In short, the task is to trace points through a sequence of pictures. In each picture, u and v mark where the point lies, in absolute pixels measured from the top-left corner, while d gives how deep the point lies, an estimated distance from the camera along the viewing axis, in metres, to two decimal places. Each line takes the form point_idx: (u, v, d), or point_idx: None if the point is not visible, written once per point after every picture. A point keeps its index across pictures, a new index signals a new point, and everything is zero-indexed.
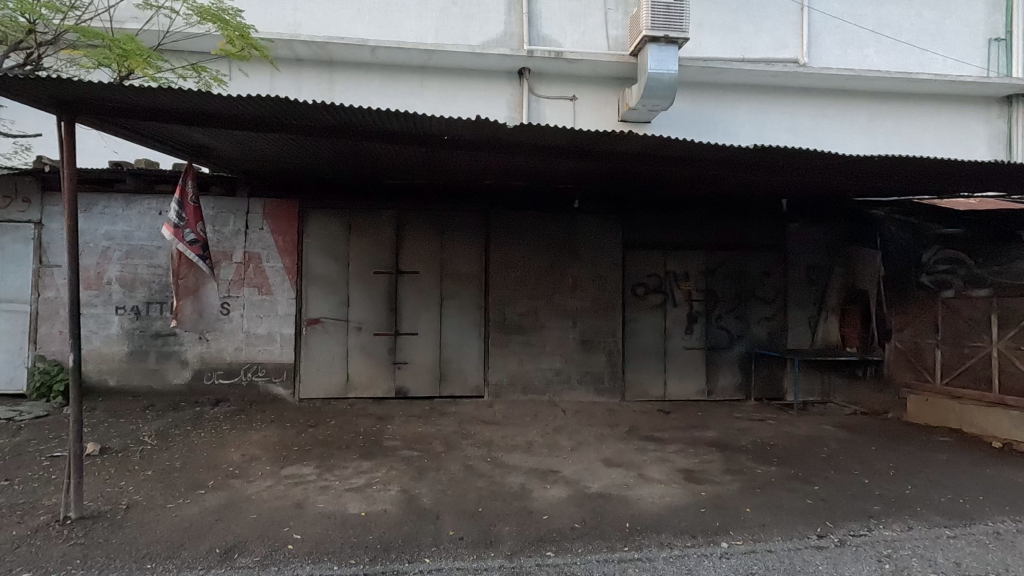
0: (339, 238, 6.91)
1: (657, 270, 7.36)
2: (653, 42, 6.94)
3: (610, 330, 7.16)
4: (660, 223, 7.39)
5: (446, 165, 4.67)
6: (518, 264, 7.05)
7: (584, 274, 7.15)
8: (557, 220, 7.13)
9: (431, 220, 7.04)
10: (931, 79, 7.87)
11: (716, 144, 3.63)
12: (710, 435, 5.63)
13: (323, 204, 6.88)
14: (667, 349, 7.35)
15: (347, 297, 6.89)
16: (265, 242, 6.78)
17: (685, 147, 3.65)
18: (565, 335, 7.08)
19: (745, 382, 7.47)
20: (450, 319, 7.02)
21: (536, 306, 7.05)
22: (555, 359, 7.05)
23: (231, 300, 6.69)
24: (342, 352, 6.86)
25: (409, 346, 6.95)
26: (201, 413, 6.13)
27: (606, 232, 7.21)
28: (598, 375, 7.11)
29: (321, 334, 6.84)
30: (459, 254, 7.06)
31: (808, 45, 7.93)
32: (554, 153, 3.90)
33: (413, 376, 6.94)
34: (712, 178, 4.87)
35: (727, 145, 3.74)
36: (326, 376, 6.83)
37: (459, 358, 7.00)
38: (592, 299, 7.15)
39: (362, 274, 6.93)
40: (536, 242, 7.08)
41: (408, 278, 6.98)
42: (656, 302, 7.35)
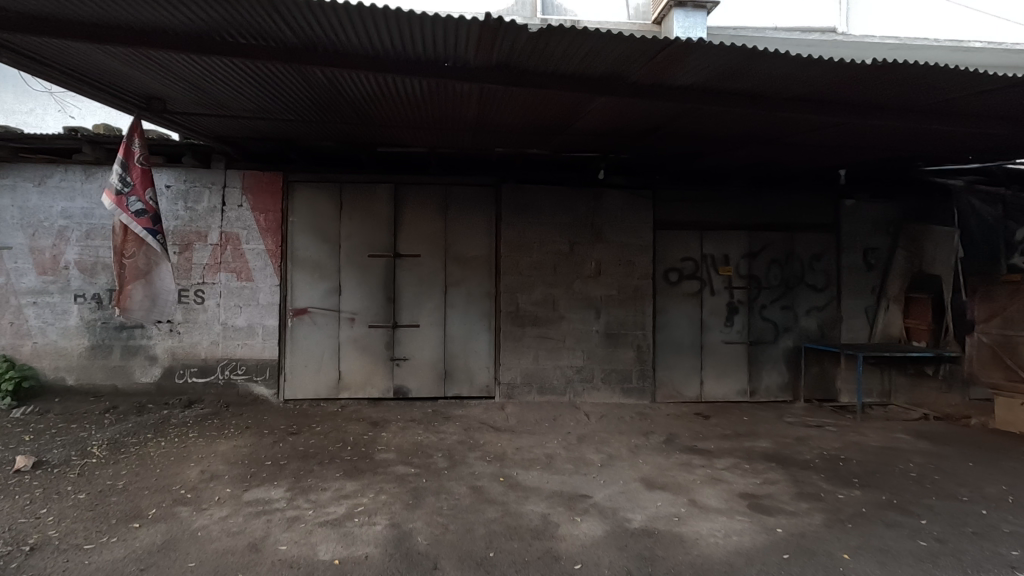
0: (330, 216, 6.05)
1: (692, 254, 6.44)
2: (678, 7, 5.89)
3: (639, 322, 6.25)
4: (696, 200, 6.47)
5: (448, 109, 3.75)
6: (534, 246, 6.16)
7: (609, 257, 6.25)
8: (579, 196, 6.24)
9: (434, 195, 6.17)
10: (984, 47, 6.92)
11: (820, 59, 2.66)
12: (764, 446, 4.71)
13: (311, 177, 6.03)
14: (703, 344, 6.44)
15: (338, 284, 6.04)
16: (245, 221, 5.94)
17: (776, 63, 2.69)
18: (587, 327, 6.19)
19: (792, 381, 6.53)
20: (456, 309, 6.14)
21: (553, 295, 6.16)
22: (576, 355, 6.16)
23: (206, 288, 5.87)
24: (333, 347, 6.02)
25: (409, 340, 6.09)
26: (167, 416, 5.31)
27: (633, 209, 6.30)
28: (625, 374, 6.21)
29: (309, 327, 6.00)
30: (467, 235, 6.19)
31: (847, 10, 6.88)
32: (591, 80, 2.96)
33: (414, 374, 6.08)
34: (781, 132, 3.93)
35: (835, 64, 2.75)
36: (315, 374, 5.99)
37: (466, 354, 6.13)
38: (618, 286, 6.25)
39: (355, 258, 6.06)
40: (554, 221, 6.19)
41: (408, 263, 6.11)
42: (691, 290, 6.42)
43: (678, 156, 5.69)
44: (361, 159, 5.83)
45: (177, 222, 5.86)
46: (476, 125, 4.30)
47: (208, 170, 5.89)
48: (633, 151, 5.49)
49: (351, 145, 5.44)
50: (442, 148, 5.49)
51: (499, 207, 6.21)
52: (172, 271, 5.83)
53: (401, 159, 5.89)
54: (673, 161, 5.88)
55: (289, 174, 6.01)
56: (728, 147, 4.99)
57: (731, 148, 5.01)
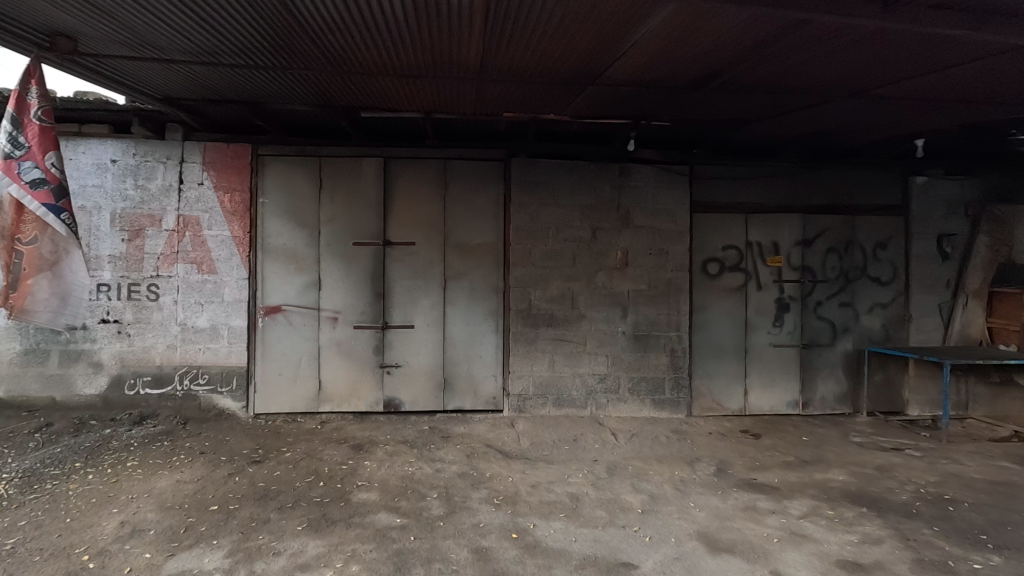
0: (308, 197, 5.11)
1: (735, 241, 5.47)
2: None
3: (672, 321, 5.31)
4: (739, 177, 5.50)
5: (441, 26, 2.80)
6: (549, 232, 5.21)
7: (638, 245, 5.30)
8: (602, 172, 5.29)
9: (431, 172, 5.21)
10: None
11: None
12: (841, 480, 3.77)
13: (285, 149, 5.08)
14: (748, 347, 5.48)
15: (318, 278, 5.10)
16: (206, 202, 4.99)
17: None
18: (612, 329, 5.25)
19: (852, 390, 5.56)
20: (457, 307, 5.20)
21: (572, 290, 5.22)
22: (598, 361, 5.22)
23: (160, 283, 4.94)
24: (312, 352, 5.09)
25: (402, 343, 5.15)
26: (108, 437, 4.40)
27: (666, 188, 5.35)
28: (656, 382, 5.28)
29: (283, 329, 5.07)
30: (471, 220, 5.24)
31: None
32: None
33: (407, 384, 5.15)
34: (872, 67, 3.13)
35: None
36: (291, 384, 5.07)
37: (469, 360, 5.19)
38: (648, 279, 5.30)
39: (338, 247, 5.12)
40: (573, 202, 5.24)
41: (400, 252, 5.16)
42: (733, 284, 5.46)
43: (725, 121, 4.74)
44: (343, 126, 4.88)
45: (125, 204, 4.92)
46: (481, 69, 3.37)
47: (163, 140, 4.95)
48: (671, 113, 4.54)
49: (331, 108, 4.50)
50: (439, 111, 4.55)
51: (507, 186, 5.26)
52: (120, 262, 4.91)
53: (391, 127, 4.94)
54: (716, 128, 4.92)
55: (259, 146, 5.06)
56: (792, 108, 4.04)
57: (796, 109, 4.06)
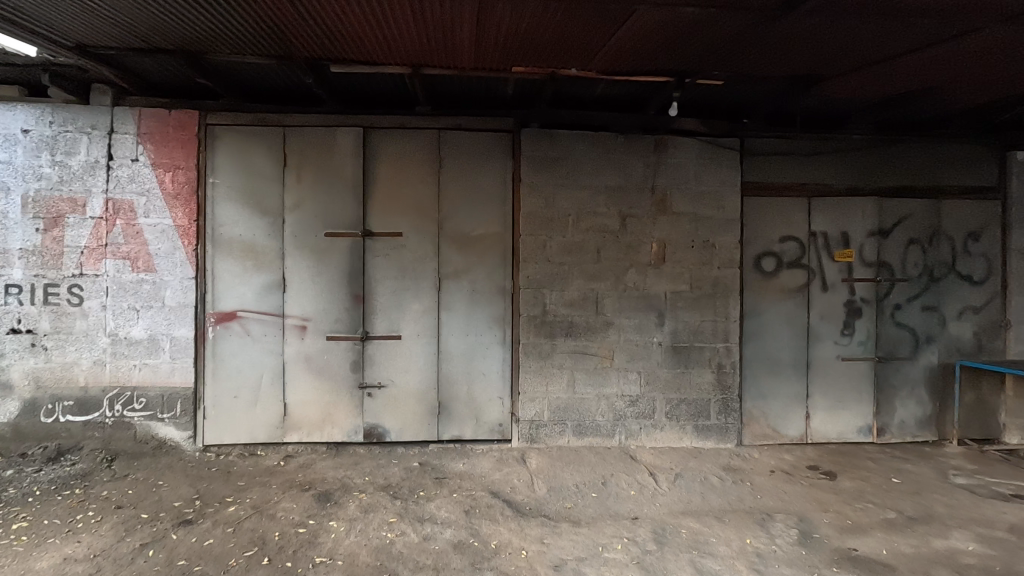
0: (269, 176, 4.11)
1: (795, 231, 4.46)
2: None
3: (719, 330, 4.34)
4: (800, 153, 4.49)
5: None
6: (568, 220, 4.23)
7: (677, 237, 4.33)
8: (633, 147, 4.32)
9: (422, 146, 4.21)
10: None
11: None
12: (971, 553, 2.79)
13: (241, 118, 4.10)
14: (812, 361, 4.49)
15: (282, 277, 4.11)
16: (142, 183, 4.01)
17: None
18: (645, 339, 4.29)
19: (937, 414, 4.56)
20: (455, 314, 4.20)
21: (596, 291, 4.25)
22: (629, 379, 4.27)
23: (85, 283, 3.97)
24: (276, 369, 4.12)
25: (387, 359, 4.15)
26: (7, 481, 3.44)
27: (711, 166, 4.37)
28: (699, 405, 4.32)
29: (239, 340, 4.09)
30: (471, 206, 4.23)
31: None
32: None
33: (392, 409, 4.16)
34: None
35: None
36: (250, 409, 4.10)
37: (469, 379, 4.20)
38: (690, 278, 4.32)
39: (307, 239, 4.12)
40: (597, 184, 4.28)
41: (384, 245, 4.16)
42: (793, 284, 4.46)
43: (793, 79, 3.74)
44: (310, 88, 3.89)
45: (40, 184, 3.94)
46: None
47: (88, 106, 3.97)
48: (726, 66, 3.54)
49: (291, 61, 3.51)
50: (430, 66, 3.56)
51: (516, 163, 4.26)
52: (34, 257, 3.94)
53: (372, 89, 3.95)
54: (778, 89, 3.92)
55: (208, 113, 4.07)
56: (904, 40, 3.04)
57: (909, 41, 3.06)
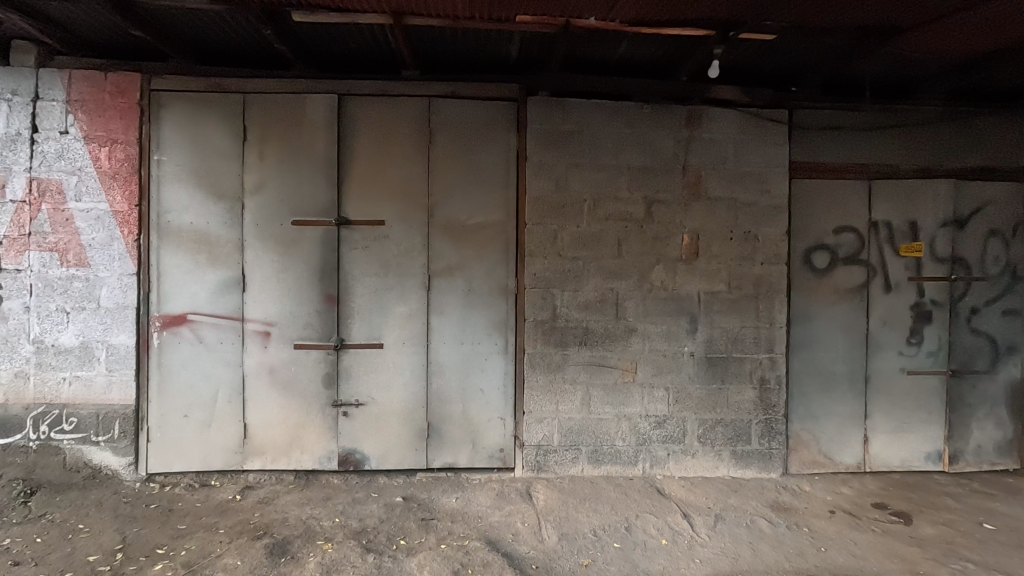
0: (226, 152, 3.42)
1: (853, 220, 3.75)
2: None
3: (762, 338, 3.66)
4: (860, 128, 3.77)
5: None
6: (583, 206, 3.56)
7: (712, 227, 3.64)
8: (660, 120, 3.63)
9: (409, 117, 3.52)
10: None
11: None
12: None
13: (192, 83, 3.42)
14: (871, 375, 3.78)
15: (241, 273, 3.44)
16: (72, 159, 3.35)
17: None
18: (674, 349, 3.61)
19: (1019, 438, 3.84)
20: (447, 318, 3.52)
21: (616, 292, 3.57)
22: (654, 397, 3.60)
23: (6, 281, 3.33)
24: (234, 383, 3.45)
25: (367, 371, 3.48)
26: None
27: (754, 143, 3.66)
28: (738, 427, 3.64)
29: (189, 349, 3.42)
30: (467, 190, 3.54)
31: None
32: None
33: (373, 431, 3.49)
34: None
35: None
36: (202, 431, 3.43)
37: (465, 396, 3.52)
38: (727, 277, 3.65)
39: (271, 228, 3.44)
40: (618, 163, 3.59)
41: (363, 236, 3.47)
42: (850, 283, 3.75)
43: (863, 32, 3.02)
44: (271, 45, 3.20)
45: None
46: None
47: (7, 67, 3.32)
48: (783, 15, 2.83)
49: (243, 8, 2.82)
50: (415, 15, 2.85)
51: (521, 139, 3.56)
52: None
53: (347, 47, 3.26)
54: (841, 46, 3.21)
55: (152, 78, 3.40)
56: None
57: None
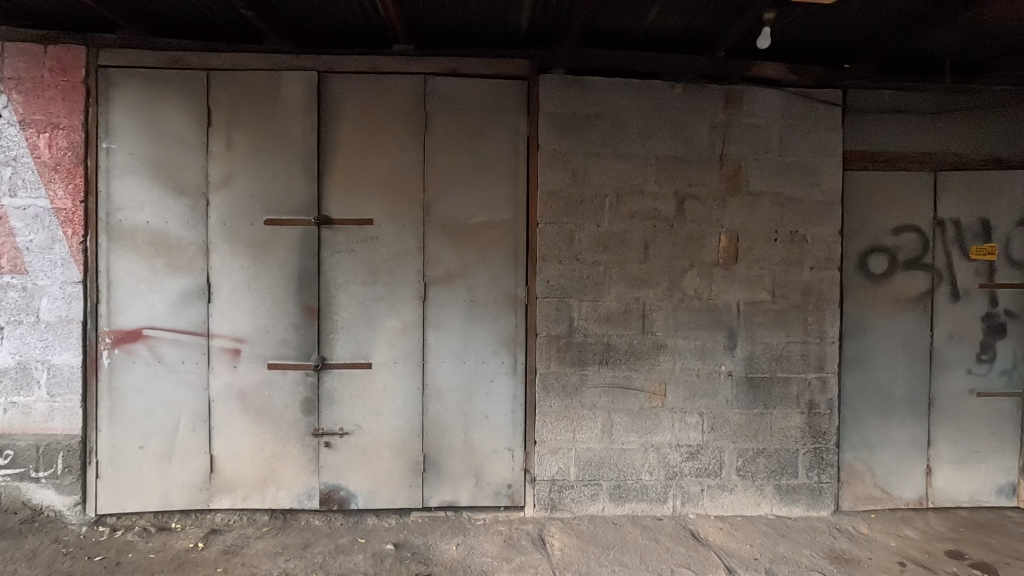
0: (187, 139, 2.92)
1: (916, 218, 3.24)
2: None
3: (811, 355, 3.16)
4: (925, 111, 3.25)
5: None
6: (605, 202, 3.05)
7: (754, 226, 3.14)
8: (694, 101, 3.12)
9: (401, 99, 3.01)
10: None
11: None
12: None
13: (148, 57, 2.92)
14: (935, 397, 3.28)
15: (205, 281, 2.95)
16: (6, 148, 2.86)
17: None
18: (709, 369, 3.12)
19: None
20: (447, 333, 3.03)
21: (643, 302, 3.07)
22: (686, 424, 3.11)
23: None
24: (197, 409, 2.96)
25: (352, 395, 2.99)
26: None
27: (802, 128, 3.15)
28: (783, 459, 3.15)
29: (145, 369, 2.93)
30: (469, 183, 3.04)
31: None
32: None
33: (360, 464, 3.00)
34: None
35: None
36: (161, 465, 2.95)
37: (467, 424, 3.03)
38: (771, 284, 3.15)
39: (240, 229, 2.95)
40: (645, 152, 3.09)
41: (348, 238, 2.98)
42: (911, 292, 3.25)
43: None
44: (237, 12, 2.70)
45: None
46: None
47: None
48: None
49: None
50: None
51: (533, 124, 3.05)
52: None
53: (326, 15, 2.75)
54: (914, 13, 2.69)
55: (99, 52, 2.89)
56: None
57: None
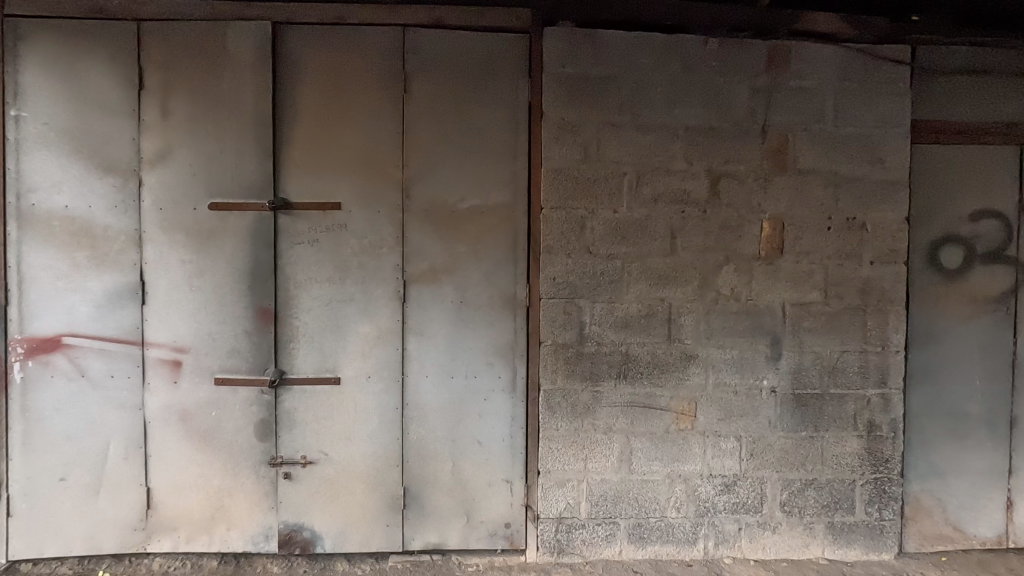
0: (113, 106, 2.40)
1: (996, 202, 2.69)
2: None
3: (871, 367, 2.62)
4: (1009, 72, 2.68)
5: None
6: (623, 183, 2.52)
7: (802, 212, 2.59)
8: (731, 60, 2.57)
9: (375, 57, 2.48)
10: None
11: None
12: None
13: (66, 6, 2.39)
14: (1018, 417, 2.73)
15: (137, 278, 2.43)
16: None
17: None
18: (748, 384, 2.59)
19: None
20: (431, 341, 2.50)
21: (669, 304, 2.54)
22: (721, 450, 2.58)
23: None
24: (129, 433, 2.45)
25: (317, 417, 2.47)
26: None
27: (862, 93, 2.60)
28: (836, 491, 2.62)
29: (65, 385, 2.42)
30: (458, 159, 2.51)
31: None
32: None
33: (326, 499, 2.49)
34: None
35: None
36: (85, 501, 2.44)
37: (455, 450, 2.51)
38: (823, 282, 2.60)
39: (179, 214, 2.43)
40: (672, 122, 2.55)
41: (311, 226, 2.46)
42: (990, 291, 2.70)
43: None
44: None
45: None
46: None
47: None
48: None
49: None
50: None
51: (536, 87, 2.51)
52: None
53: None
54: None
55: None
56: None
57: None
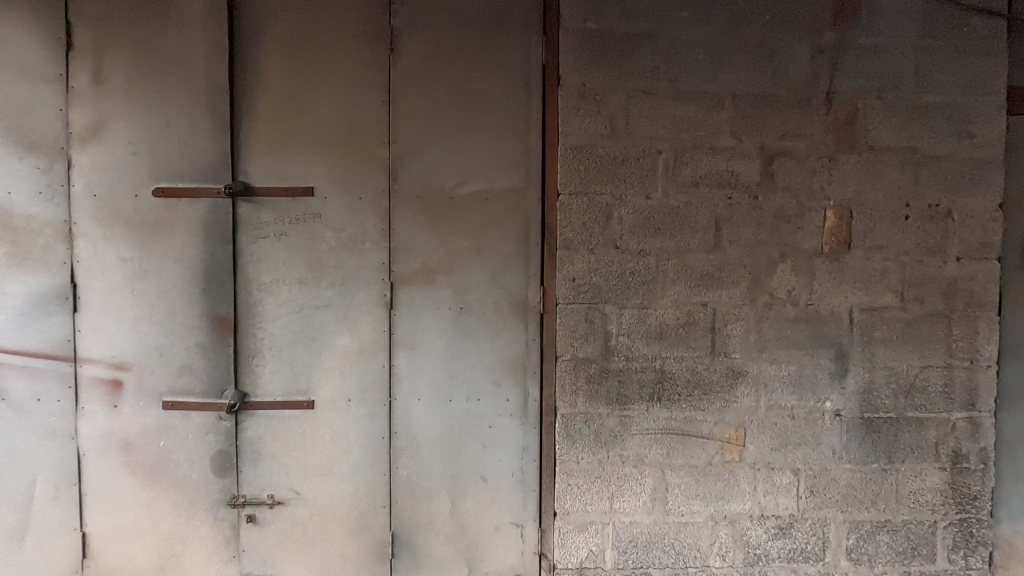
0: (36, 71, 1.96)
1: None
2: None
3: (956, 386, 2.16)
4: None
5: None
6: (657, 163, 2.06)
7: (874, 198, 2.14)
8: (788, 14, 2.11)
9: (355, 11, 2.03)
10: None
11: None
12: None
13: None
14: None
15: (67, 280, 2.00)
16: None
17: None
18: (809, 407, 2.14)
19: None
20: (424, 356, 2.06)
21: (712, 309, 2.09)
22: (775, 487, 2.13)
23: None
24: (60, 468, 2.02)
25: (287, 448, 2.05)
26: None
27: (947, 53, 2.13)
28: (913, 536, 2.17)
29: None
30: (456, 134, 2.06)
31: None
32: None
33: (299, 546, 2.06)
34: None
35: None
36: (8, 548, 2.02)
37: (454, 487, 2.08)
38: (899, 283, 2.15)
39: (117, 202, 1.99)
40: (716, 89, 2.09)
41: (278, 216, 2.02)
42: None
43: None
44: None
45: None
46: None
47: None
48: None
49: None
50: None
51: (552, 48, 2.06)
52: None
53: None
54: None
55: None
56: None
57: None
